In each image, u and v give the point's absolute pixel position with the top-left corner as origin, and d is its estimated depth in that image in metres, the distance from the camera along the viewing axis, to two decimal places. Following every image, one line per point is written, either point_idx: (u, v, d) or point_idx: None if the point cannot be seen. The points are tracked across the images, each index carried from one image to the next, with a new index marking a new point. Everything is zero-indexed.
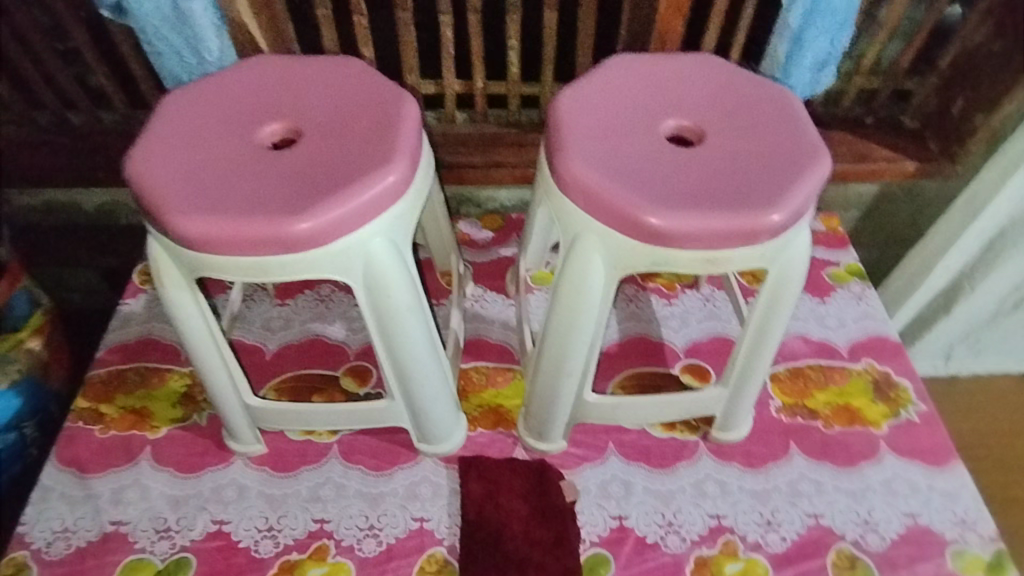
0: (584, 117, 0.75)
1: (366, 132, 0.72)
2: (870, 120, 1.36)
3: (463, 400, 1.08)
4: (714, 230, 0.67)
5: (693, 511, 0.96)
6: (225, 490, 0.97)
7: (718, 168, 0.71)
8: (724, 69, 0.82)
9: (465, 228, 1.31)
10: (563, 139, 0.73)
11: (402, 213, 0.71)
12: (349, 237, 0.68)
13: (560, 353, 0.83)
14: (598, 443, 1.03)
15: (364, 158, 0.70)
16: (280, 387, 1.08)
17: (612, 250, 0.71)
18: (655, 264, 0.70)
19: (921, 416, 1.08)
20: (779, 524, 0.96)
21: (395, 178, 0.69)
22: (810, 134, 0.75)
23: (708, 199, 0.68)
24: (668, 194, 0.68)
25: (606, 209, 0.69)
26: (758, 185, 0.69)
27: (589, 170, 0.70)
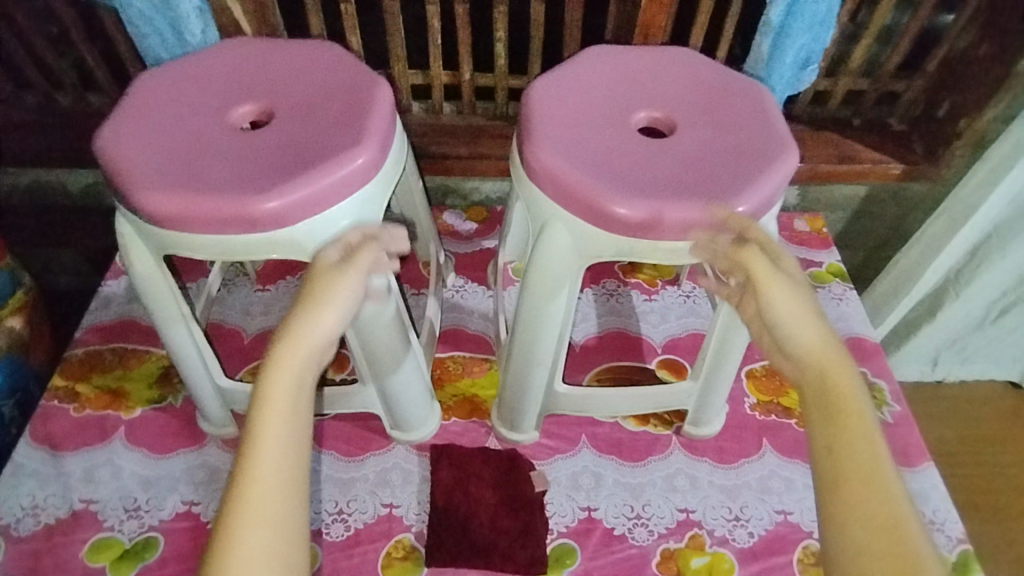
0: (558, 106, 0.76)
1: (339, 115, 0.72)
2: (858, 122, 1.35)
3: (438, 389, 1.08)
4: (678, 220, 0.67)
5: (662, 505, 0.97)
6: (197, 471, 0.97)
7: (687, 160, 0.71)
8: (700, 62, 0.82)
9: (450, 219, 1.31)
10: (535, 127, 0.73)
11: (371, 197, 0.71)
12: (316, 218, 0.68)
13: (528, 342, 0.84)
14: (570, 435, 1.03)
15: (334, 140, 0.70)
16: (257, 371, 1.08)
17: (578, 238, 0.72)
18: (620, 253, 0.71)
19: (895, 417, 1.08)
20: (747, 519, 0.96)
21: (363, 160, 0.69)
22: (780, 128, 0.75)
23: (674, 190, 0.68)
24: (633, 184, 0.69)
25: (572, 197, 0.69)
26: (724, 178, 0.70)
27: (557, 159, 0.70)
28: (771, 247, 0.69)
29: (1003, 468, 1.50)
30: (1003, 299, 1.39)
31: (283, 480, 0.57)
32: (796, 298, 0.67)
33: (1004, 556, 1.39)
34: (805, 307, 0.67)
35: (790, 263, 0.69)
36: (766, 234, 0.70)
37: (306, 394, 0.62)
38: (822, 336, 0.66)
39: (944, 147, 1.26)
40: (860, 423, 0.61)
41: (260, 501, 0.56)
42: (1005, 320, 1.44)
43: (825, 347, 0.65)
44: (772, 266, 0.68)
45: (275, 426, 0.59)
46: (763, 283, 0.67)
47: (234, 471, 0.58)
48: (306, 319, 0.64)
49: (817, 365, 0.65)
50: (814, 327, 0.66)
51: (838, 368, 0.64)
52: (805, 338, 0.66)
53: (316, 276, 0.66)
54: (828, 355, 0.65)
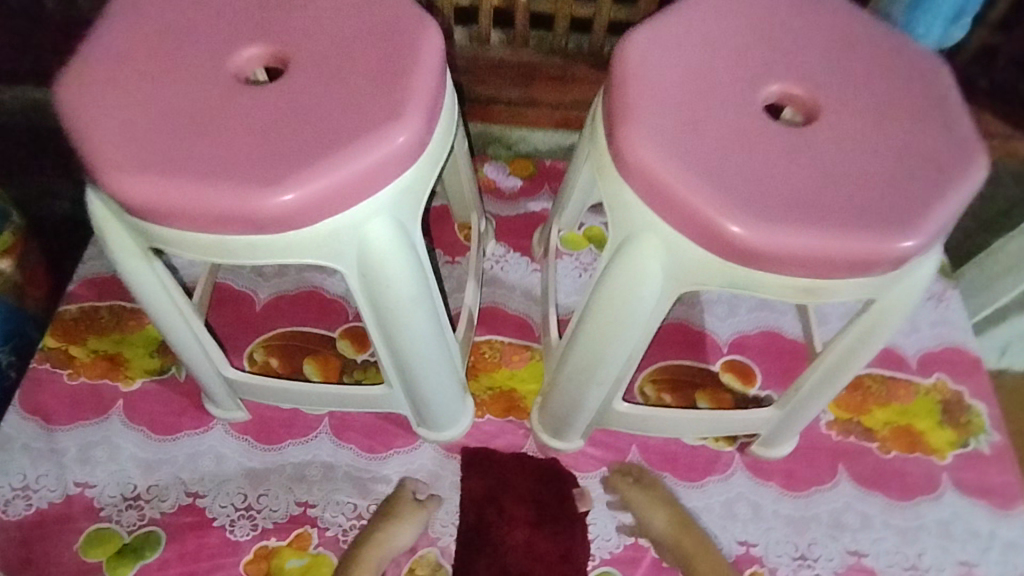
0: (663, 76, 0.57)
1: (372, 72, 0.54)
2: (985, 84, 1.11)
3: (471, 380, 0.95)
4: (821, 255, 0.51)
5: (719, 535, 0.86)
6: (202, 459, 0.87)
7: (836, 164, 0.54)
8: (847, 20, 0.62)
9: (492, 171, 1.13)
10: (631, 107, 0.56)
11: (413, 186, 0.55)
12: (344, 215, 0.52)
13: (592, 361, 0.70)
14: (619, 445, 0.91)
15: (366, 110, 0.52)
16: (269, 344, 0.95)
17: (679, 258, 0.55)
18: (733, 284, 0.55)
19: (992, 448, 0.94)
20: (814, 559, 0.85)
21: (405, 140, 0.52)
22: (955, 127, 0.57)
23: (820, 210, 0.51)
24: (766, 197, 0.52)
25: (680, 211, 0.53)
26: (884, 193, 0.53)
27: (664, 157, 0.53)
28: (641, 487, 0.86)
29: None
30: None
31: None
32: (655, 493, 0.86)
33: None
34: (665, 508, 0.84)
35: (659, 485, 0.87)
36: (653, 479, 0.88)
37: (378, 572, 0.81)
38: (679, 522, 0.84)
39: None
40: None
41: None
42: None
43: (682, 526, 0.83)
44: (645, 498, 0.85)
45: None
46: (633, 506, 0.85)
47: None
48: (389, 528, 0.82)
49: (684, 558, 0.82)
50: (667, 517, 0.84)
51: (696, 554, 0.82)
52: (663, 535, 0.83)
53: (397, 504, 0.84)
54: (687, 526, 0.84)
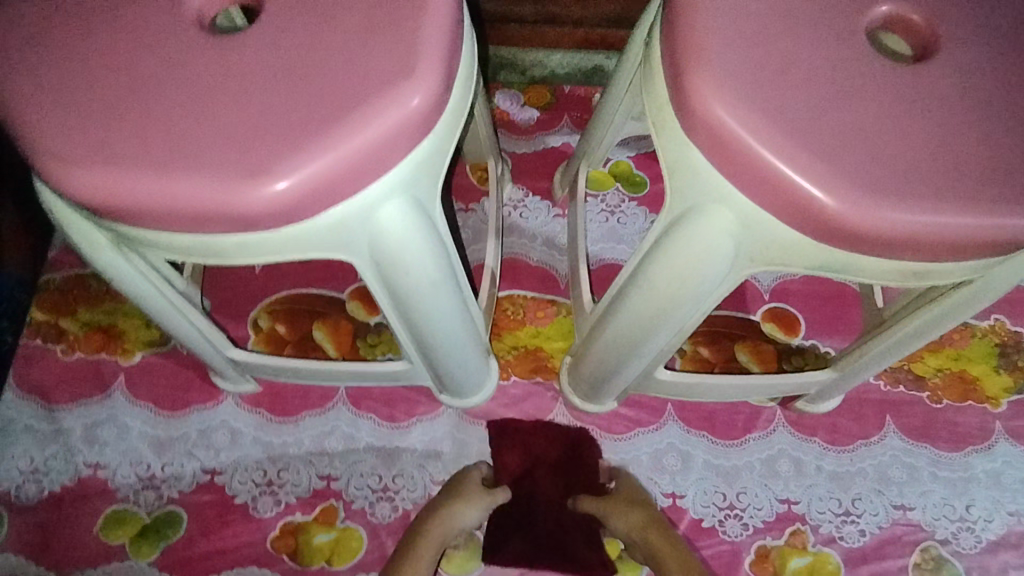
0: (738, 4, 0.46)
1: (370, 11, 0.43)
2: None
3: (494, 340, 0.88)
4: (932, 240, 0.43)
5: (760, 494, 0.82)
6: (216, 434, 0.83)
7: (956, 115, 0.44)
8: None
9: (503, 103, 1.00)
10: (701, 47, 0.45)
11: (433, 157, 0.45)
12: (354, 200, 0.43)
13: (640, 337, 0.62)
14: (654, 404, 0.86)
15: (366, 63, 0.41)
16: (273, 310, 0.88)
17: (755, 237, 0.47)
18: (822, 267, 0.47)
19: None
20: (859, 515, 0.82)
21: (421, 102, 0.41)
22: None
23: (935, 177, 0.43)
24: (871, 163, 0.43)
25: (766, 185, 0.44)
26: (1012, 151, 0.43)
27: (748, 115, 0.43)
28: (614, 497, 0.78)
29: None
30: None
31: None
32: (633, 504, 0.77)
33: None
34: (638, 522, 0.75)
35: (640, 496, 0.78)
36: (633, 487, 0.79)
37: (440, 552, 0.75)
38: (653, 535, 0.74)
39: None
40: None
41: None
42: None
43: (659, 540, 0.73)
44: (618, 510, 0.76)
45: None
46: (607, 517, 0.77)
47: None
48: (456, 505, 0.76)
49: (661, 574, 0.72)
50: (639, 530, 0.74)
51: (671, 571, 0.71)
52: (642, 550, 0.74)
53: (460, 481, 0.78)
54: (664, 537, 0.74)
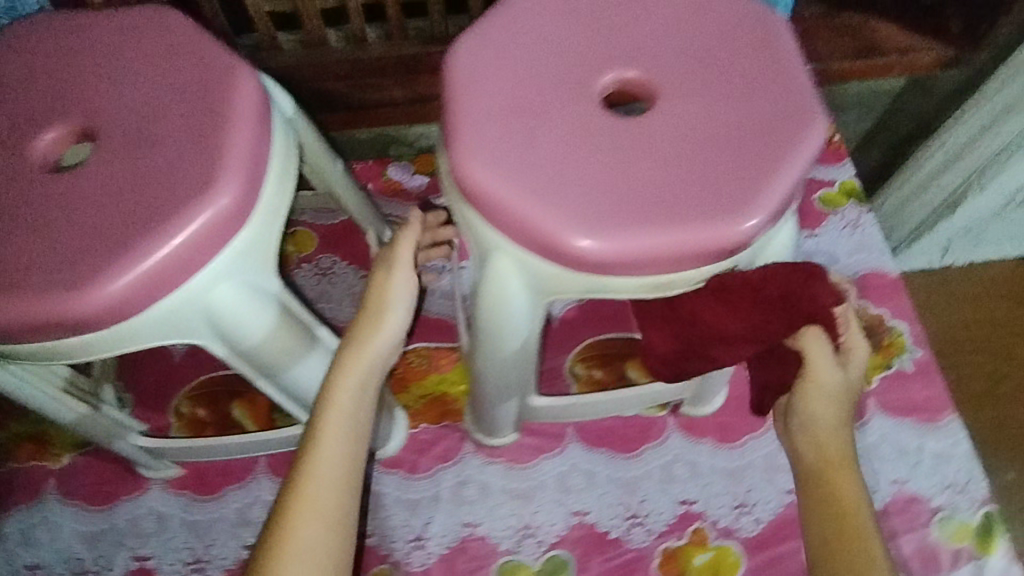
0: (491, 89, 0.57)
1: (182, 135, 0.51)
2: None
3: (403, 392, 0.95)
4: (661, 255, 0.53)
5: (660, 499, 0.88)
6: (144, 521, 0.87)
7: (669, 156, 0.55)
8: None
9: (395, 175, 1.10)
10: (462, 125, 0.56)
11: (251, 245, 0.52)
12: (177, 291, 0.50)
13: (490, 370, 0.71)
14: (554, 430, 0.92)
15: (180, 180, 0.50)
16: (194, 397, 0.93)
17: (533, 273, 0.56)
18: (588, 292, 0.57)
19: (915, 365, 0.96)
20: (753, 505, 0.88)
21: (220, 206, 0.49)
22: (785, 91, 0.58)
23: (657, 209, 0.53)
24: (601, 204, 0.53)
25: (524, 229, 0.53)
26: (716, 178, 0.54)
27: (500, 176, 0.54)
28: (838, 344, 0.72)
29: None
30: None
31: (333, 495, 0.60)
32: (833, 383, 0.72)
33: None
34: (827, 396, 0.72)
35: (847, 376, 0.73)
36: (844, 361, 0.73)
37: (378, 371, 0.66)
38: (834, 422, 0.72)
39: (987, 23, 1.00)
40: (855, 533, 0.67)
41: (316, 519, 0.58)
42: None
43: (833, 417, 0.72)
44: (823, 386, 0.72)
45: (343, 407, 0.63)
46: (805, 398, 0.73)
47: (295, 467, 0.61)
48: (372, 322, 0.66)
49: (807, 470, 0.72)
50: (825, 412, 0.72)
51: (828, 469, 0.71)
52: (807, 445, 0.73)
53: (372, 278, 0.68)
54: (838, 409, 0.72)
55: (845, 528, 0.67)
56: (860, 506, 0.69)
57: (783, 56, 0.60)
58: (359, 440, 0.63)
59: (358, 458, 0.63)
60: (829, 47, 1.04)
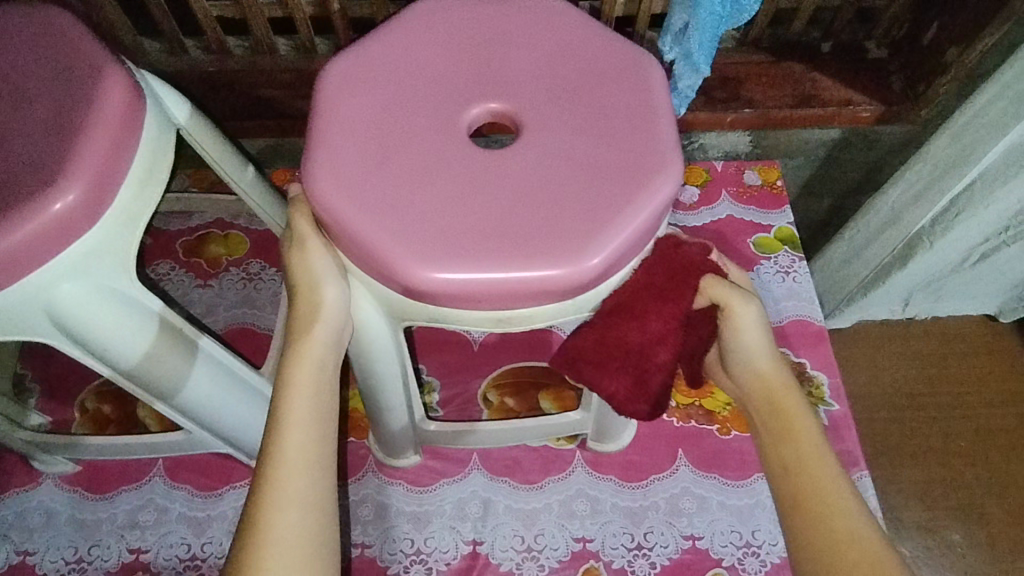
0: (354, 116, 0.62)
1: (41, 135, 0.53)
2: (827, 47, 1.08)
3: None
4: (500, 290, 0.56)
5: (556, 535, 0.87)
6: (31, 516, 0.85)
7: (518, 194, 0.58)
8: (574, 41, 0.67)
9: None
10: (321, 150, 0.60)
11: (100, 247, 0.54)
12: (16, 286, 0.51)
13: (370, 386, 0.74)
14: (459, 455, 0.91)
15: (28, 179, 0.51)
16: (101, 393, 0.92)
17: (380, 294, 0.61)
18: (430, 317, 0.60)
19: (831, 418, 0.95)
20: (650, 548, 0.87)
21: (62, 207, 0.51)
22: (649, 137, 0.61)
23: (488, 241, 0.56)
24: (432, 232, 0.56)
25: (373, 256, 0.57)
26: (572, 219, 0.57)
27: (342, 199, 0.58)
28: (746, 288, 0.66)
29: (969, 406, 1.25)
30: (988, 246, 1.08)
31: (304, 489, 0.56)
32: (756, 320, 0.65)
33: (1002, 543, 1.14)
34: (755, 332, 0.65)
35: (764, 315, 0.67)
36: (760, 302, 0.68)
37: (332, 358, 0.63)
38: (769, 361, 0.65)
39: (926, 82, 1.01)
40: (801, 439, 0.61)
41: (294, 505, 0.55)
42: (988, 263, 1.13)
43: (765, 351, 0.65)
44: (750, 321, 0.64)
45: (302, 394, 0.59)
46: (738, 340, 0.65)
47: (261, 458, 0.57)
48: (310, 308, 0.61)
49: (757, 400, 0.64)
50: (756, 350, 0.65)
51: (773, 394, 0.64)
52: (749, 375, 0.65)
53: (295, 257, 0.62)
54: (766, 347, 0.65)
55: (803, 471, 0.59)
56: (821, 449, 0.60)
57: (658, 102, 0.63)
58: (325, 423, 0.60)
59: (327, 439, 0.59)
60: (771, 93, 1.05)
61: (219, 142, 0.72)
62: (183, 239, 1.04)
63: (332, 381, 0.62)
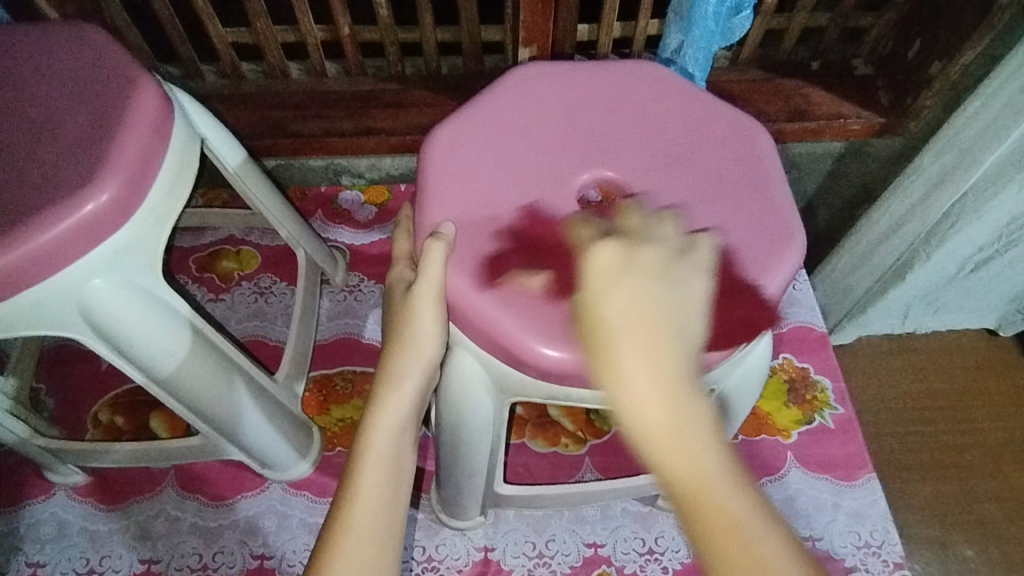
0: (461, 186, 0.62)
1: (77, 139, 0.56)
2: (816, 65, 1.13)
3: (323, 413, 0.94)
4: None
5: (568, 540, 0.87)
6: (43, 527, 0.86)
7: (533, 203, 0.61)
8: (615, 83, 0.70)
9: (346, 203, 1.14)
10: (433, 219, 0.61)
11: (129, 245, 0.57)
12: (52, 280, 0.54)
13: (455, 462, 0.71)
14: None
15: (66, 177, 0.55)
16: (113, 404, 0.93)
17: (493, 373, 0.60)
18: (551, 396, 0.60)
19: (836, 421, 0.96)
20: (662, 553, 0.87)
21: (94, 207, 0.54)
22: (741, 199, 0.62)
23: (521, 257, 0.58)
24: (558, 314, 0.57)
25: (464, 309, 0.57)
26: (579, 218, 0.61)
27: (463, 276, 0.58)
28: (635, 244, 0.50)
29: (977, 421, 1.13)
30: (984, 254, 1.00)
31: (373, 547, 0.51)
32: (630, 301, 0.47)
33: (1018, 559, 1.03)
34: (629, 322, 0.47)
35: (658, 306, 0.47)
36: (658, 294, 0.48)
37: (414, 413, 0.59)
38: (671, 403, 0.45)
39: (912, 95, 1.05)
40: (722, 514, 0.43)
41: (356, 564, 0.50)
42: (985, 273, 1.04)
43: (654, 350, 0.46)
44: (631, 292, 0.47)
45: (379, 450, 0.56)
46: (616, 376, 0.46)
47: (333, 512, 0.53)
48: (402, 358, 0.59)
49: (676, 474, 0.44)
50: (661, 392, 0.45)
51: (694, 478, 0.43)
52: (660, 418, 0.44)
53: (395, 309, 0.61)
54: (659, 346, 0.46)
55: (740, 562, 0.41)
56: (767, 553, 0.42)
57: (712, 144, 0.66)
58: (400, 480, 0.56)
59: (399, 498, 0.55)
60: (765, 108, 1.10)
61: (235, 149, 0.76)
62: (197, 255, 1.07)
63: (411, 438, 0.59)
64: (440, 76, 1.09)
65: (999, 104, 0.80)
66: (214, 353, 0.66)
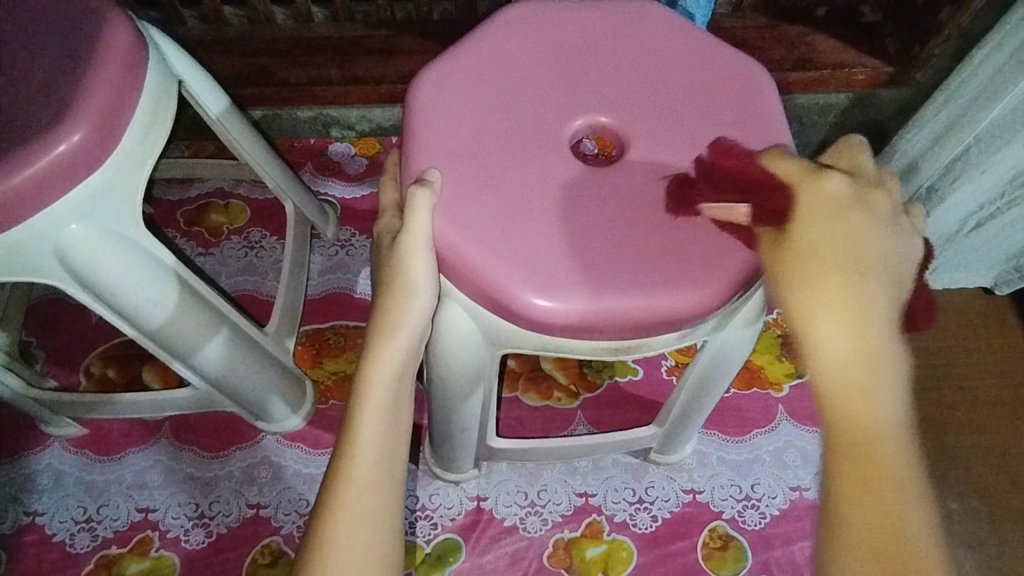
0: (450, 132, 0.60)
1: (44, 77, 0.54)
2: (823, 11, 1.09)
3: (314, 367, 0.94)
4: (614, 319, 0.55)
5: (559, 490, 0.88)
6: (41, 478, 0.86)
7: (523, 150, 0.59)
8: (612, 25, 0.67)
9: (336, 155, 1.11)
10: (420, 167, 0.59)
11: (106, 190, 0.55)
12: (27, 225, 0.53)
13: (447, 415, 0.71)
14: None
15: (35, 118, 0.52)
16: (105, 357, 0.93)
17: (482, 325, 0.59)
18: (543, 348, 0.59)
19: None
20: (652, 502, 0.88)
21: (67, 148, 0.52)
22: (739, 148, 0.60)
23: (510, 206, 0.57)
24: (547, 264, 0.56)
25: (452, 258, 0.56)
26: (570, 166, 0.59)
27: (451, 224, 0.56)
28: (866, 191, 0.51)
29: (968, 378, 1.13)
30: (987, 211, 0.97)
31: (374, 497, 0.52)
32: (842, 236, 0.48)
33: (1001, 509, 1.04)
34: (845, 249, 0.48)
35: (880, 247, 0.49)
36: (861, 230, 0.49)
37: (410, 364, 0.59)
38: (855, 321, 0.47)
39: (921, 43, 1.01)
40: (859, 430, 0.46)
41: (357, 517, 0.51)
42: (987, 230, 1.02)
43: (848, 275, 0.48)
44: (842, 232, 0.49)
45: (375, 406, 0.56)
46: (813, 301, 0.48)
47: (333, 463, 0.54)
48: (395, 308, 0.57)
49: (835, 402, 0.47)
50: (844, 292, 0.47)
51: (855, 360, 0.47)
52: (836, 326, 0.47)
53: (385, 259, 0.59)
54: (867, 267, 0.48)
55: (864, 442, 0.46)
56: (885, 418, 0.46)
57: (710, 89, 0.63)
58: (398, 430, 0.56)
59: (397, 449, 0.56)
60: (769, 56, 1.06)
61: (216, 95, 0.74)
62: (184, 208, 1.05)
63: (407, 388, 0.59)
64: (432, 21, 1.05)
65: (1015, 47, 0.76)
66: (197, 302, 0.64)
